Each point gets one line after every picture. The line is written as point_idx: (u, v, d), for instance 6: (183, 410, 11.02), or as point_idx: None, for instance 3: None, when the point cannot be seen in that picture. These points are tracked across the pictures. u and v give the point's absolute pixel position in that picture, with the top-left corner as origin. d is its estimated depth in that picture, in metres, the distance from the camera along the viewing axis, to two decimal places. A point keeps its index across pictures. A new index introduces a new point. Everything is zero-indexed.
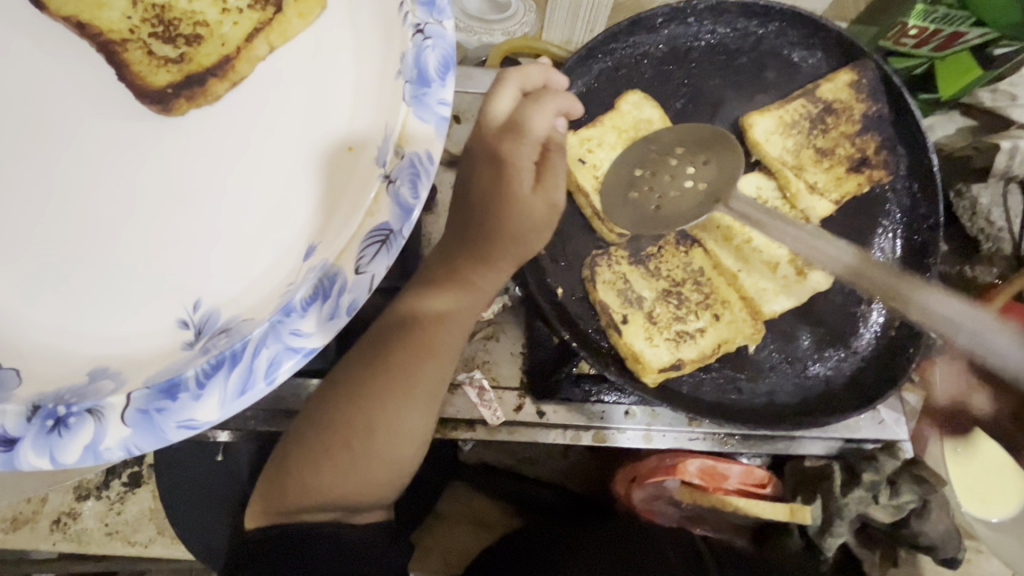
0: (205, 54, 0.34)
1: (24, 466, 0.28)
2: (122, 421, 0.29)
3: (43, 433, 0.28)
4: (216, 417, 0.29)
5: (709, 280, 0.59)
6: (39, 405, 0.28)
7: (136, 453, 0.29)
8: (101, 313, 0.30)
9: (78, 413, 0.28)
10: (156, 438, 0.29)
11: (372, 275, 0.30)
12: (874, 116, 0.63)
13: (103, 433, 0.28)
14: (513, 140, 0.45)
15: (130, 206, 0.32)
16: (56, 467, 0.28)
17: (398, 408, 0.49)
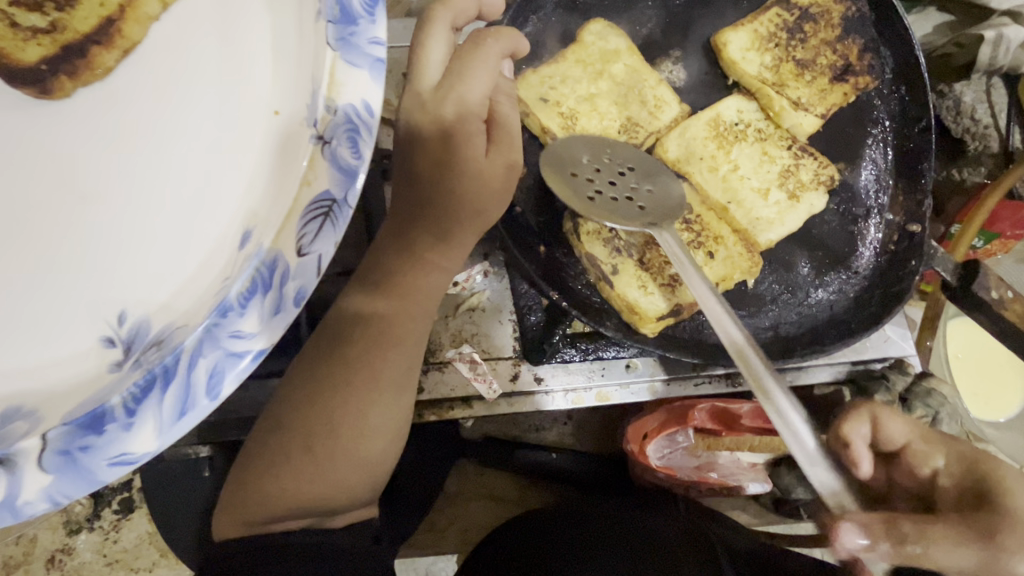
0: (83, 19, 0.28)
1: None
2: (41, 468, 0.24)
3: None
4: (155, 447, 0.25)
5: (699, 216, 0.55)
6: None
7: (64, 501, 0.25)
8: (6, 342, 0.25)
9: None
10: (87, 481, 0.25)
11: (320, 255, 0.26)
12: (854, 17, 0.59)
13: (20, 486, 0.24)
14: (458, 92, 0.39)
15: (18, 216, 0.27)
16: None
17: (362, 403, 0.45)
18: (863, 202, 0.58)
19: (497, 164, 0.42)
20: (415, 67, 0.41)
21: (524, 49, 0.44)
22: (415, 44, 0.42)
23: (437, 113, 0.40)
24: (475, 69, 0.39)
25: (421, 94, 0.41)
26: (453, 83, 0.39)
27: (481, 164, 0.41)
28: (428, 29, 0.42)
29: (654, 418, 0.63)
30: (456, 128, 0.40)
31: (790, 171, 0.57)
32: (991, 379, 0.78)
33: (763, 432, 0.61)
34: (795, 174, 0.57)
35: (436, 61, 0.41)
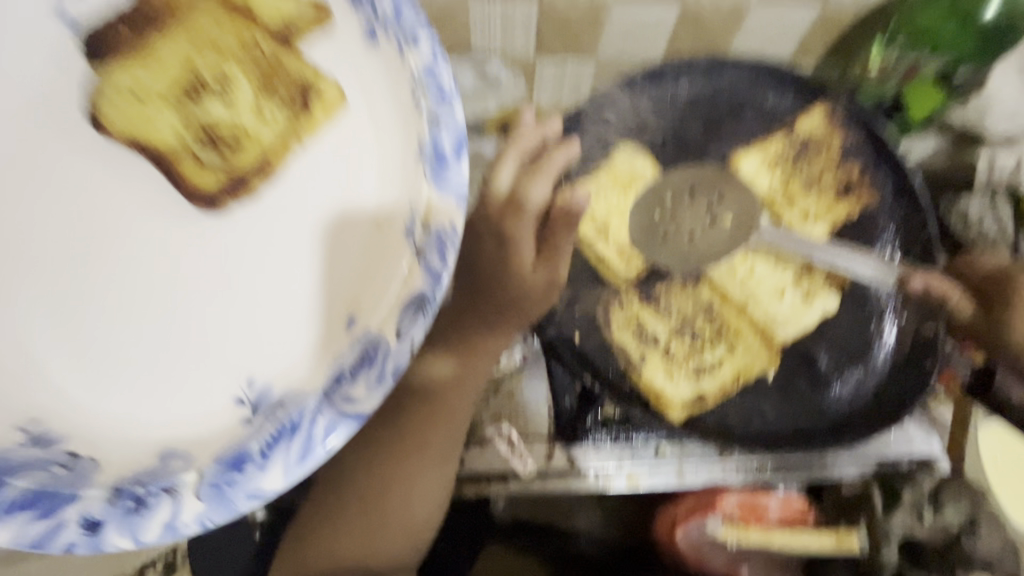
0: (243, 156, 0.38)
1: (109, 547, 0.30)
2: (195, 497, 0.31)
3: (124, 514, 0.30)
4: (282, 485, 0.31)
5: (719, 313, 0.62)
6: (121, 488, 0.31)
7: (210, 526, 0.31)
8: (167, 400, 0.33)
9: (156, 492, 0.31)
10: (227, 510, 0.31)
11: (412, 339, 0.33)
12: (852, 146, 0.67)
13: (179, 510, 0.31)
14: (518, 211, 0.51)
15: (187, 300, 0.35)
16: (138, 547, 0.31)
17: (412, 468, 0.50)
18: (876, 304, 0.62)
19: (538, 278, 0.50)
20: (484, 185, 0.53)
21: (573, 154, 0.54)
22: (488, 166, 0.54)
23: (498, 224, 0.51)
24: (538, 182, 0.52)
25: (488, 207, 0.52)
26: (516, 202, 0.51)
27: (525, 273, 0.50)
28: (500, 158, 0.54)
29: (682, 504, 0.64)
30: (511, 241, 0.50)
31: (803, 274, 0.62)
32: None
33: (792, 526, 0.62)
34: (810, 277, 0.62)
35: (503, 181, 0.52)
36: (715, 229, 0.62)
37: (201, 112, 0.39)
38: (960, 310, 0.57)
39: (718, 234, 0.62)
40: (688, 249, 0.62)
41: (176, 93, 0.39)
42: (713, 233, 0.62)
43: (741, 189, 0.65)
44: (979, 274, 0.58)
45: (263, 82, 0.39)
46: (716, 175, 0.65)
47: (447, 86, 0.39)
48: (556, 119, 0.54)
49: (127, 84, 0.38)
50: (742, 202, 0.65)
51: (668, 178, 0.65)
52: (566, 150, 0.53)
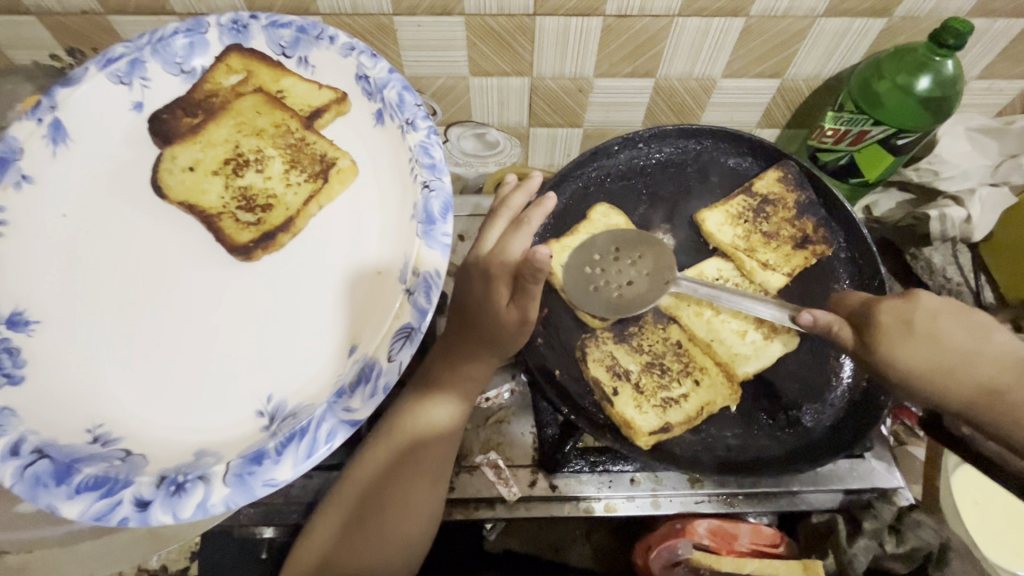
0: (275, 216, 0.48)
1: (154, 522, 0.36)
2: (223, 483, 0.37)
3: (168, 496, 0.37)
4: (292, 476, 0.38)
5: (686, 350, 0.68)
6: (165, 476, 0.37)
7: (235, 506, 0.37)
8: (201, 412, 0.41)
9: (193, 479, 0.37)
10: (248, 494, 0.37)
11: (400, 362, 0.41)
12: (805, 203, 0.76)
13: (211, 493, 0.37)
14: (497, 261, 0.58)
15: (220, 330, 0.44)
16: (176, 522, 0.36)
17: (406, 485, 0.57)
18: (834, 345, 0.68)
19: (512, 314, 0.56)
20: (480, 240, 0.62)
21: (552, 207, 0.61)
22: (484, 225, 0.63)
23: (485, 268, 0.58)
24: (517, 239, 0.59)
25: (480, 256, 0.61)
26: (498, 253, 0.58)
27: (501, 310, 0.56)
28: (494, 219, 0.63)
29: (657, 531, 0.69)
30: (493, 283, 0.57)
31: (765, 317, 0.69)
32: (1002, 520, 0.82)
33: (764, 554, 0.65)
34: (769, 321, 0.69)
35: (493, 237, 0.62)
36: (638, 283, 0.67)
37: (244, 184, 0.50)
38: (841, 338, 0.55)
39: (641, 288, 0.66)
40: (616, 299, 0.66)
41: (224, 167, 0.50)
42: (637, 288, 0.67)
43: (660, 246, 0.68)
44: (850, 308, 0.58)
45: (292, 158, 0.51)
46: (641, 235, 0.69)
47: (438, 162, 0.48)
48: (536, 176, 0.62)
49: (189, 162, 0.50)
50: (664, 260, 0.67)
51: (595, 240, 0.69)
52: (540, 208, 0.60)
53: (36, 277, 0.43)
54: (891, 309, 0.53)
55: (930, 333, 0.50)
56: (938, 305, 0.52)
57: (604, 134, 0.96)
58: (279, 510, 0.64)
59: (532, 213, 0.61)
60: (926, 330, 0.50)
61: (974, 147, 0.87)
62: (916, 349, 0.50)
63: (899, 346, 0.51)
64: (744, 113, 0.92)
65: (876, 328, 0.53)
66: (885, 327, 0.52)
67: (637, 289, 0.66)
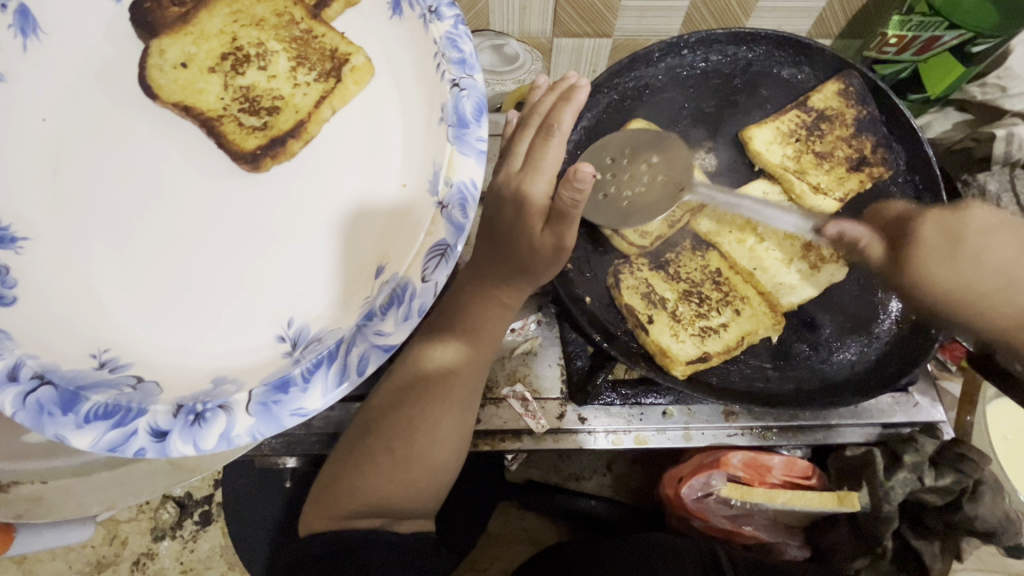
0: (282, 121, 0.42)
1: (173, 453, 0.34)
2: (247, 413, 0.34)
3: (187, 425, 0.34)
4: (322, 404, 0.35)
5: (726, 279, 0.64)
6: (183, 404, 0.34)
7: (260, 438, 0.35)
8: (217, 338, 0.37)
9: (213, 408, 0.34)
10: (274, 425, 0.35)
11: (436, 283, 0.36)
12: (865, 119, 0.68)
13: (234, 423, 0.34)
14: (528, 180, 0.52)
15: (231, 248, 0.39)
16: (198, 453, 0.34)
17: (435, 414, 0.55)
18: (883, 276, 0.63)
19: (547, 242, 0.52)
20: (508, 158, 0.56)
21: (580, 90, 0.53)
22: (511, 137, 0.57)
23: (513, 184, 0.53)
24: (548, 155, 0.52)
25: (508, 172, 0.55)
26: (526, 174, 0.52)
27: (536, 237, 0.52)
28: (522, 130, 0.56)
29: (687, 463, 0.68)
30: (527, 205, 0.52)
31: (812, 245, 0.64)
32: None
33: (795, 486, 0.64)
34: (817, 248, 0.64)
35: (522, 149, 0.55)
36: (652, 186, 0.60)
37: (244, 82, 0.43)
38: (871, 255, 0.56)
39: (655, 191, 0.60)
40: (626, 208, 0.61)
41: (222, 63, 0.43)
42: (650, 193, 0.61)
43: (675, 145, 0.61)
44: (889, 220, 0.57)
45: (299, 54, 0.44)
46: (657, 134, 0.61)
47: (468, 57, 0.42)
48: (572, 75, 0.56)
49: (180, 58, 0.43)
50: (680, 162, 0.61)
51: (608, 140, 0.61)
52: (571, 104, 0.53)
53: (16, 188, 0.38)
54: (936, 223, 0.52)
55: (975, 250, 0.49)
56: (991, 222, 0.50)
57: (635, 44, 0.87)
58: (301, 442, 0.63)
59: (562, 114, 0.53)
60: (972, 245, 0.49)
61: None
62: (947, 267, 0.49)
63: (933, 262, 0.50)
64: (796, 19, 0.82)
65: (915, 243, 0.52)
66: (928, 245, 0.51)
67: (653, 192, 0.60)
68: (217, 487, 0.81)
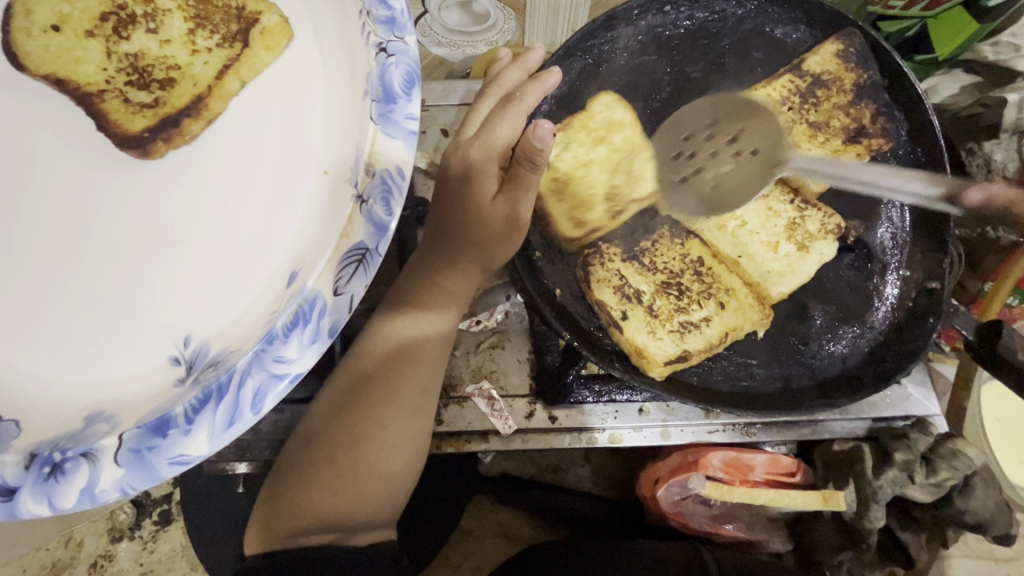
0: (178, 96, 0.36)
1: (24, 514, 0.29)
2: (115, 463, 0.29)
3: (41, 480, 0.29)
4: (207, 451, 0.30)
5: (709, 269, 0.58)
6: (37, 453, 0.29)
7: (132, 492, 0.30)
8: (98, 361, 0.31)
9: (74, 457, 0.29)
10: (149, 476, 0.29)
11: (351, 295, 0.31)
12: (866, 84, 0.61)
13: (98, 476, 0.29)
14: (486, 139, 0.48)
15: (116, 251, 0.33)
16: (56, 514, 0.29)
17: (383, 418, 0.50)
18: (880, 259, 0.59)
19: (498, 212, 0.47)
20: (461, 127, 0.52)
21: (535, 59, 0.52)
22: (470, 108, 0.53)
23: (465, 154, 0.49)
24: (505, 119, 0.49)
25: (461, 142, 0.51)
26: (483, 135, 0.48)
27: (485, 206, 0.47)
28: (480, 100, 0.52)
29: (667, 461, 0.64)
30: (477, 169, 0.47)
31: (796, 224, 0.59)
32: None
33: (777, 483, 0.61)
34: (803, 226, 0.59)
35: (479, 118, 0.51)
36: (738, 165, 0.59)
37: (131, 48, 0.36)
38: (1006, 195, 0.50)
39: (739, 173, 0.59)
40: (710, 189, 0.59)
41: (103, 25, 0.36)
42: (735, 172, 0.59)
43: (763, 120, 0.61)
44: None
45: (198, 14, 0.37)
46: (743, 104, 0.61)
47: (399, 16, 0.35)
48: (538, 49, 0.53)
49: (50, 19, 0.35)
50: (766, 134, 0.61)
51: (687, 113, 0.61)
52: (539, 83, 0.49)
53: None
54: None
55: None
56: None
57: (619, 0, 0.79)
58: (250, 447, 0.59)
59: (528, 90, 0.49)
60: None
61: None
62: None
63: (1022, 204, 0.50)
64: None
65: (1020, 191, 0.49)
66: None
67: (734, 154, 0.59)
68: (176, 486, 0.77)
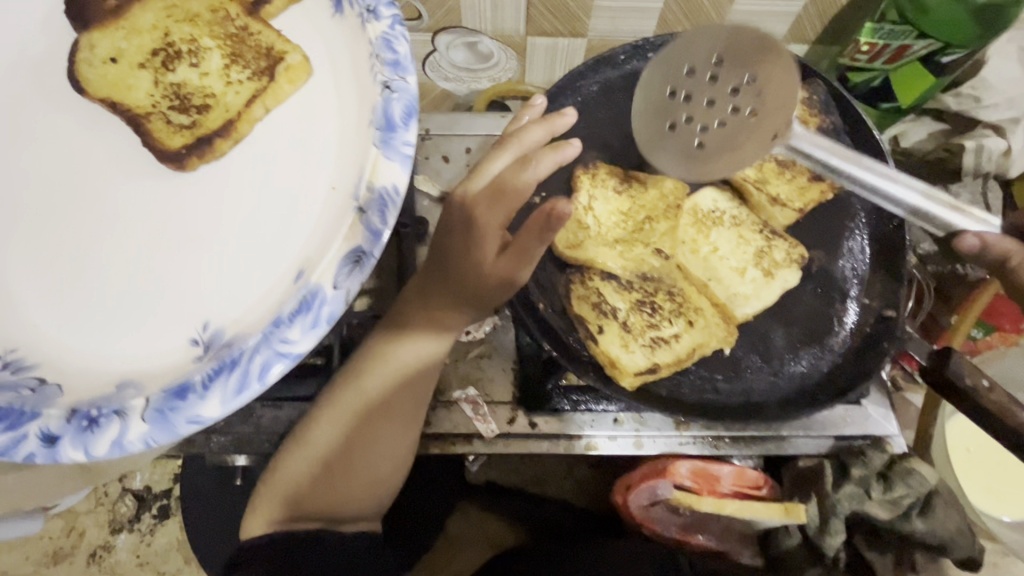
0: (212, 120, 0.42)
1: (64, 460, 0.34)
2: (142, 419, 0.34)
3: (79, 431, 0.33)
4: (218, 413, 0.34)
5: (681, 289, 0.63)
6: (76, 409, 0.34)
7: (155, 445, 0.34)
8: (130, 343, 0.36)
9: (108, 414, 0.34)
10: (170, 433, 0.34)
11: (347, 289, 0.36)
12: (829, 127, 0.67)
13: (128, 429, 0.34)
14: (495, 194, 0.52)
15: (149, 250, 0.38)
16: (90, 459, 0.34)
17: (381, 432, 0.55)
18: (841, 287, 0.64)
19: (496, 272, 0.52)
20: (474, 171, 0.56)
21: (562, 123, 0.57)
22: (485, 158, 0.57)
23: (467, 204, 0.54)
24: (527, 168, 0.52)
25: (468, 191, 0.55)
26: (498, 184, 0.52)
27: (487, 266, 0.52)
28: (500, 148, 0.56)
29: (637, 471, 0.67)
30: (478, 231, 0.52)
31: (763, 252, 0.64)
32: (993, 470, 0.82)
33: (745, 496, 0.64)
34: (770, 254, 0.64)
35: (494, 169, 0.55)
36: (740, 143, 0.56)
37: (175, 79, 0.42)
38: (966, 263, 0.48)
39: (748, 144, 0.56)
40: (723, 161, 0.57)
41: (153, 60, 0.42)
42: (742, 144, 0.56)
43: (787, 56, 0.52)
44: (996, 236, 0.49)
45: (233, 52, 0.43)
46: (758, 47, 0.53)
47: (402, 58, 0.41)
48: (564, 119, 0.57)
49: (110, 53, 0.41)
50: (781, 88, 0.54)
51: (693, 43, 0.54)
52: (558, 154, 0.53)
53: None
54: None
55: None
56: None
57: (611, 45, 0.86)
58: (250, 440, 0.63)
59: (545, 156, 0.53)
60: None
61: None
62: None
63: None
64: (772, 24, 0.82)
65: None
66: None
67: (734, 132, 0.55)
68: (176, 481, 0.81)
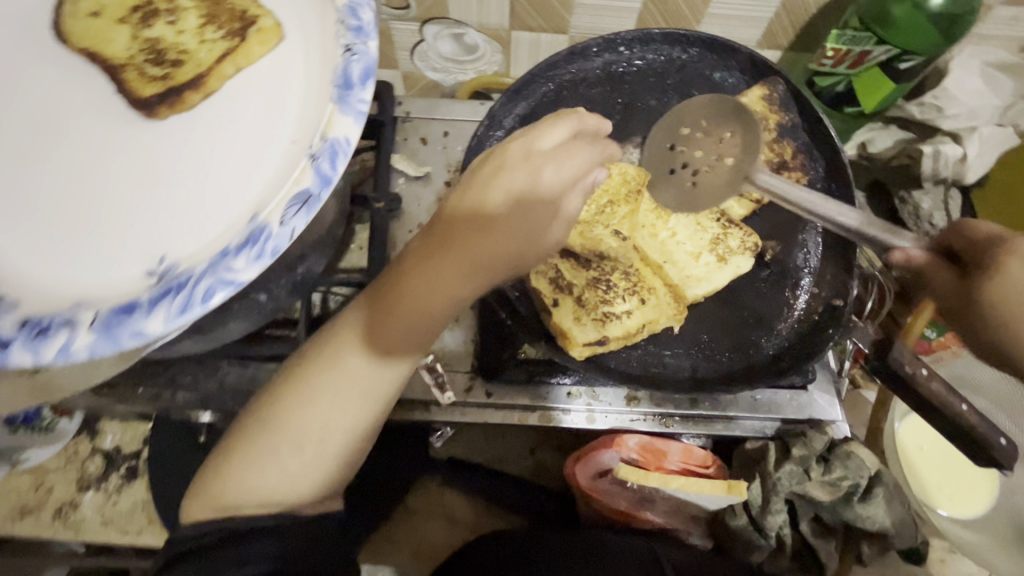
0: (184, 74, 0.44)
1: (13, 363, 0.36)
2: (88, 330, 0.36)
3: (30, 338, 0.36)
4: (162, 330, 0.37)
5: (636, 271, 0.66)
6: (30, 318, 0.37)
7: (99, 356, 0.37)
8: (89, 269, 0.39)
9: (58, 322, 0.37)
10: (114, 345, 0.37)
11: (293, 228, 0.39)
12: (788, 125, 0.70)
13: (75, 339, 0.36)
14: (555, 167, 0.52)
15: (115, 188, 0.41)
16: (36, 365, 0.36)
17: (364, 412, 0.54)
18: (793, 276, 0.66)
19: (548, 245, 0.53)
20: (535, 134, 0.54)
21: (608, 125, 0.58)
22: (540, 125, 0.55)
23: (524, 169, 0.52)
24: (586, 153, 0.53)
25: (520, 155, 0.53)
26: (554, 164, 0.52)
27: (542, 236, 0.52)
28: (557, 121, 0.55)
29: (590, 444, 0.69)
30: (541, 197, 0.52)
31: (719, 238, 0.66)
32: (945, 469, 0.84)
33: (693, 473, 0.66)
34: (725, 240, 0.66)
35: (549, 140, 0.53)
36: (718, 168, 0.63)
37: (152, 35, 0.45)
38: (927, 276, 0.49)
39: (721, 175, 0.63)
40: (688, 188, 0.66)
41: (132, 16, 0.45)
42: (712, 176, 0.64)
43: (754, 124, 0.62)
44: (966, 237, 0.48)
45: (209, 13, 0.46)
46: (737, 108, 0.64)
47: (365, 25, 0.44)
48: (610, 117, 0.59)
49: (91, 7, 0.44)
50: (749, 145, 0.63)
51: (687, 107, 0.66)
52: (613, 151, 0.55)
53: None
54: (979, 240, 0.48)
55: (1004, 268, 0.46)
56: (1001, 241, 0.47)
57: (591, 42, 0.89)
58: (215, 397, 0.66)
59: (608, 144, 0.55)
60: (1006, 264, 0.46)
61: (986, 84, 0.79)
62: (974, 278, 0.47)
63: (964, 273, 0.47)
64: (746, 29, 0.85)
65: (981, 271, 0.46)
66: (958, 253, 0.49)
67: (710, 175, 0.64)
68: (146, 443, 0.83)
